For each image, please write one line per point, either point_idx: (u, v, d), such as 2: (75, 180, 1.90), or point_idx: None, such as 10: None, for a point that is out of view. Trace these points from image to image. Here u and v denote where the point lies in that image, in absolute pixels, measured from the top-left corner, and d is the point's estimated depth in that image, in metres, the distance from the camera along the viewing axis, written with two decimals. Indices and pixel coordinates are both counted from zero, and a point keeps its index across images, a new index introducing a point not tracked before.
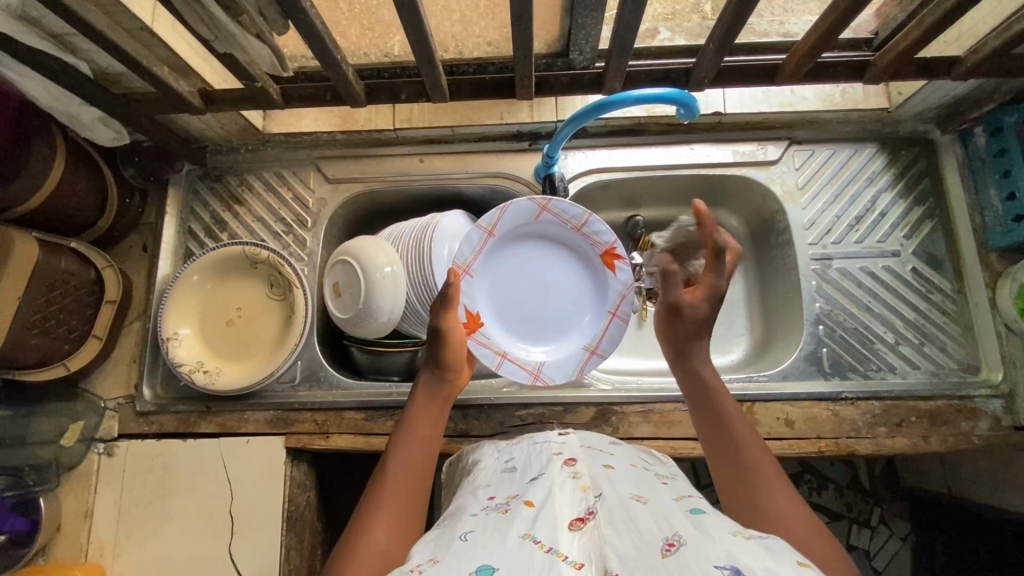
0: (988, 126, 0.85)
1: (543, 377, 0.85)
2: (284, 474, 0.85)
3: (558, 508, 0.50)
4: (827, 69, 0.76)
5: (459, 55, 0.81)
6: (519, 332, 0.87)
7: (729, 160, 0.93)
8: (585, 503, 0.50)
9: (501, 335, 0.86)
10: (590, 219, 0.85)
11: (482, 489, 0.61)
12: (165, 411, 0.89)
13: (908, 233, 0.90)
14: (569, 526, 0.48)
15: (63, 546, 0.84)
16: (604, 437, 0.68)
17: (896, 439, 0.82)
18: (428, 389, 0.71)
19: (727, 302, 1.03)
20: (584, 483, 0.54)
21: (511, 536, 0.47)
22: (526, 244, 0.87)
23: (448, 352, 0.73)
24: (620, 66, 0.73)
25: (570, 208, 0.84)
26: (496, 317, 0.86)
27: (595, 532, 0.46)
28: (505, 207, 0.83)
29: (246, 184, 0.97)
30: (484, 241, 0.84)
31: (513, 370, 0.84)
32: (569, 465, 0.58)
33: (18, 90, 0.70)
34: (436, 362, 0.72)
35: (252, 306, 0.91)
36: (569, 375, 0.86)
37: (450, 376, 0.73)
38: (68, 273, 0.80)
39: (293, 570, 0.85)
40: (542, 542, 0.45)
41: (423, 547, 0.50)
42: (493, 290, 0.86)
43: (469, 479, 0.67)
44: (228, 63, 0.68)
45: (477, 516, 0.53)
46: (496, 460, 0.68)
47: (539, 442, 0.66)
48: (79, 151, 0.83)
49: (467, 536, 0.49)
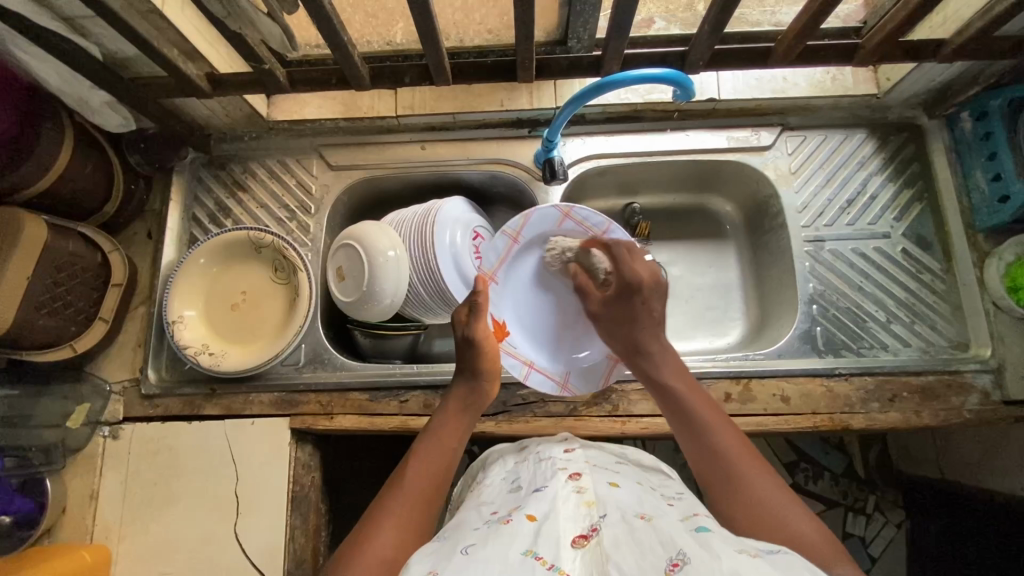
0: (974, 111, 0.87)
1: (571, 387, 0.87)
2: (289, 454, 0.86)
3: (561, 522, 0.52)
4: (817, 52, 0.78)
5: (459, 43, 0.85)
6: (544, 340, 0.89)
7: (724, 145, 0.95)
8: (589, 520, 0.52)
9: (527, 344, 0.88)
10: (611, 227, 0.83)
11: (486, 506, 0.63)
12: (170, 393, 0.90)
13: (898, 215, 0.93)
14: (573, 543, 0.50)
15: (69, 528, 0.85)
16: (611, 455, 0.69)
17: (889, 414, 0.84)
18: (461, 398, 0.73)
19: (722, 286, 1.06)
20: (589, 498, 0.56)
21: (513, 551, 0.49)
22: (550, 252, 0.87)
23: (483, 359, 0.74)
24: (618, 48, 0.75)
25: (592, 216, 0.83)
26: (523, 325, 0.88)
27: (597, 548, 0.48)
28: (529, 213, 0.82)
29: (250, 171, 0.98)
30: (509, 247, 0.85)
31: (540, 380, 0.86)
32: (574, 479, 0.60)
33: (30, 73, 0.72)
34: (471, 369, 0.74)
35: (257, 290, 0.93)
36: (595, 386, 0.88)
37: (484, 385, 0.74)
38: (75, 256, 0.81)
39: (298, 550, 0.85)
40: (544, 559, 0.47)
41: (423, 559, 0.52)
42: (517, 300, 0.87)
43: (475, 494, 0.69)
44: (237, 44, 0.70)
45: (480, 531, 0.55)
46: (503, 479, 0.69)
47: (544, 460, 0.67)
48: (87, 137, 0.84)
49: (468, 550, 0.51)
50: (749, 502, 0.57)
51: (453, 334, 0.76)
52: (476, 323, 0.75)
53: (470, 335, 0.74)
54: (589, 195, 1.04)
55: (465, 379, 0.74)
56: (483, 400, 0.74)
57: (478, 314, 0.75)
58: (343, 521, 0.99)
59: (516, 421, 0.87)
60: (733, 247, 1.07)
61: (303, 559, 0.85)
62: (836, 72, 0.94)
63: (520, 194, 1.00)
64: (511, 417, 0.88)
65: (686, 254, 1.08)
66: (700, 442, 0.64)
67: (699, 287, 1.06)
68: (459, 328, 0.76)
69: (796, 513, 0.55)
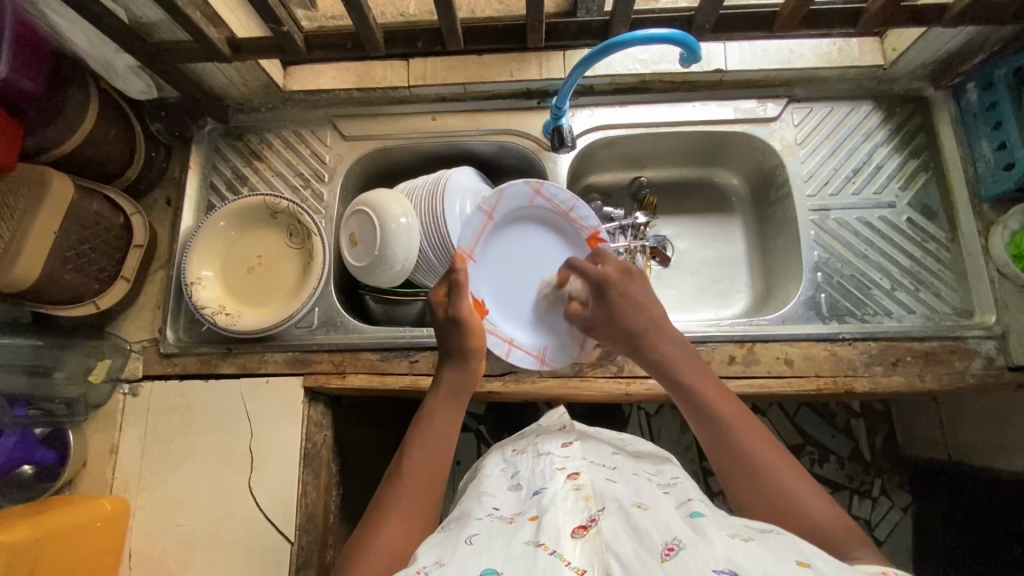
0: (980, 81, 0.88)
1: (550, 362, 0.88)
2: (302, 412, 0.89)
3: (560, 516, 0.54)
4: (820, 17, 0.81)
5: (471, 14, 0.89)
6: (521, 317, 0.90)
7: (730, 117, 0.96)
8: (587, 512, 0.55)
9: (504, 324, 0.89)
10: (578, 204, 0.91)
11: (487, 497, 0.65)
12: (188, 353, 0.92)
13: (903, 185, 0.94)
14: (572, 533, 0.52)
15: (89, 481, 0.88)
16: (606, 448, 0.71)
17: (892, 378, 0.85)
18: (451, 384, 0.72)
19: (729, 258, 1.08)
20: (587, 493, 0.58)
21: (515, 542, 0.51)
22: (519, 228, 0.91)
23: (467, 338, 0.73)
24: (626, 10, 0.77)
25: (560, 193, 0.90)
26: (499, 302, 0.89)
27: (597, 539, 0.50)
28: (503, 189, 0.86)
29: (265, 141, 1.01)
30: (484, 224, 0.87)
31: (522, 357, 0.88)
32: (573, 478, 0.61)
33: (60, 37, 0.75)
34: (456, 350, 0.73)
35: (272, 254, 0.95)
36: (570, 358, 0.89)
37: (471, 365, 0.73)
38: (99, 216, 0.85)
39: (309, 506, 0.87)
40: (546, 546, 0.50)
41: (429, 547, 0.54)
42: (490, 277, 0.89)
43: (474, 484, 0.70)
44: (259, 4, 0.73)
45: (481, 523, 0.57)
46: (501, 471, 0.71)
47: (541, 456, 0.68)
48: (112, 104, 0.88)
49: (472, 540, 0.53)
50: (767, 490, 0.59)
51: (435, 315, 0.76)
52: (457, 301, 0.74)
53: (456, 315, 0.74)
54: (595, 166, 1.06)
55: (453, 363, 0.73)
56: (472, 382, 0.73)
57: (458, 292, 0.75)
58: (354, 486, 1.01)
59: (523, 381, 0.88)
60: (739, 220, 1.09)
61: (315, 514, 0.87)
62: (843, 43, 0.94)
63: (530, 165, 1.02)
64: (517, 378, 0.88)
65: (692, 227, 1.10)
66: (717, 433, 0.64)
67: (705, 260, 1.08)
68: (439, 309, 0.76)
69: (810, 497, 0.58)
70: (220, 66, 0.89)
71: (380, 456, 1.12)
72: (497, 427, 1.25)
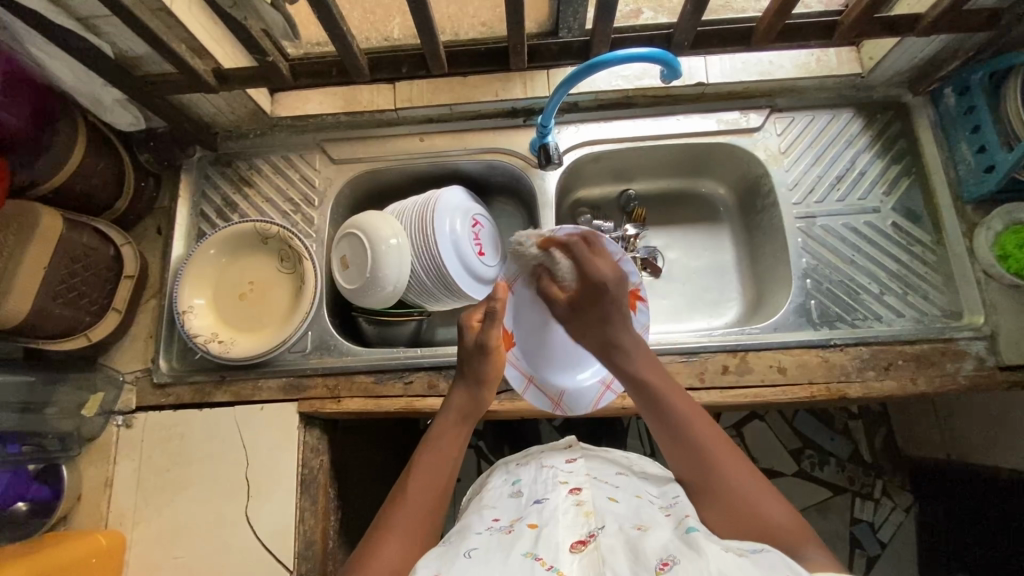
0: (957, 86, 0.89)
1: (563, 407, 0.84)
2: (297, 438, 0.88)
3: (559, 531, 0.55)
4: (794, 31, 0.83)
5: (454, 36, 0.90)
6: (550, 359, 0.85)
7: (714, 128, 0.98)
8: (587, 528, 0.55)
9: (530, 357, 0.84)
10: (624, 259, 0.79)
11: (487, 509, 0.65)
12: (181, 382, 0.92)
13: (887, 190, 0.95)
14: (570, 547, 0.52)
15: (84, 515, 0.87)
16: (611, 466, 0.70)
17: (885, 381, 0.85)
18: (460, 408, 0.73)
19: (718, 267, 1.08)
20: (587, 508, 0.58)
21: (513, 554, 0.52)
22: None
23: (487, 367, 0.74)
24: (605, 31, 0.79)
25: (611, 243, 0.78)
26: (527, 337, 0.84)
27: (595, 553, 0.51)
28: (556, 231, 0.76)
29: (254, 167, 1.01)
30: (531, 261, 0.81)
31: (536, 395, 0.83)
32: (574, 493, 0.61)
33: (47, 72, 0.76)
34: (474, 376, 0.74)
35: (264, 280, 0.95)
36: (586, 408, 0.85)
37: (484, 392, 0.74)
38: (90, 248, 0.85)
39: (307, 534, 0.86)
40: (543, 560, 0.50)
41: (427, 561, 0.53)
42: (526, 314, 0.84)
43: (476, 500, 0.70)
44: (243, 35, 0.74)
45: (481, 535, 0.58)
46: (504, 481, 0.71)
47: (544, 468, 0.69)
48: (99, 136, 0.88)
49: (471, 553, 0.54)
50: (739, 508, 0.59)
51: (464, 341, 0.76)
52: (489, 330, 0.74)
53: (485, 343, 0.73)
54: (583, 181, 1.07)
55: (469, 387, 0.74)
56: (482, 408, 0.74)
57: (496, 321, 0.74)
58: (352, 509, 1.00)
59: (518, 398, 0.88)
60: (727, 229, 1.10)
61: (313, 541, 0.86)
62: (821, 54, 0.96)
63: (518, 182, 1.03)
64: (512, 396, 0.88)
65: (682, 237, 1.11)
66: (674, 433, 0.66)
67: (695, 270, 1.08)
68: (471, 335, 0.76)
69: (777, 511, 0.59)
70: (207, 96, 0.90)
71: (378, 477, 1.12)
72: (496, 443, 1.24)
